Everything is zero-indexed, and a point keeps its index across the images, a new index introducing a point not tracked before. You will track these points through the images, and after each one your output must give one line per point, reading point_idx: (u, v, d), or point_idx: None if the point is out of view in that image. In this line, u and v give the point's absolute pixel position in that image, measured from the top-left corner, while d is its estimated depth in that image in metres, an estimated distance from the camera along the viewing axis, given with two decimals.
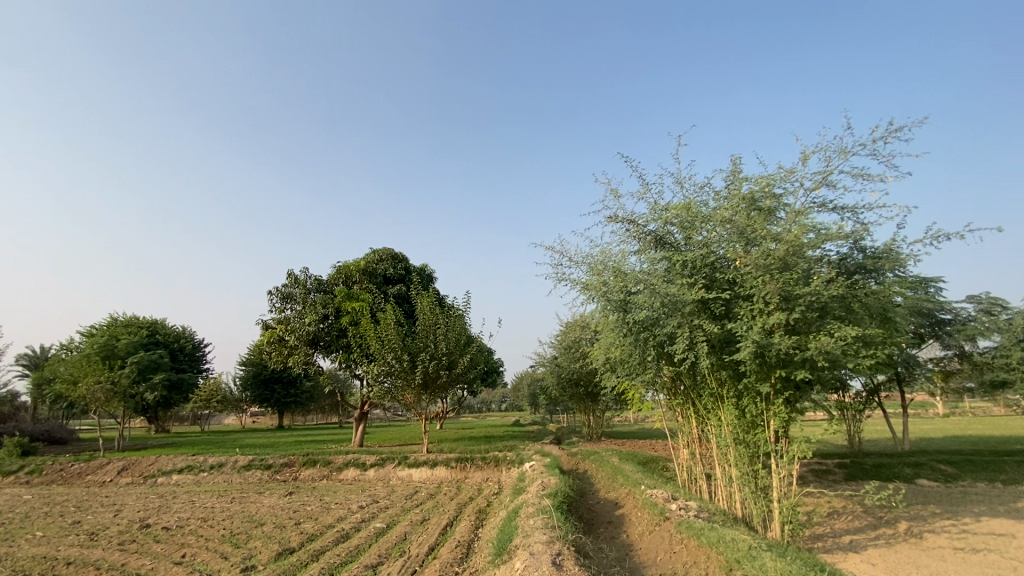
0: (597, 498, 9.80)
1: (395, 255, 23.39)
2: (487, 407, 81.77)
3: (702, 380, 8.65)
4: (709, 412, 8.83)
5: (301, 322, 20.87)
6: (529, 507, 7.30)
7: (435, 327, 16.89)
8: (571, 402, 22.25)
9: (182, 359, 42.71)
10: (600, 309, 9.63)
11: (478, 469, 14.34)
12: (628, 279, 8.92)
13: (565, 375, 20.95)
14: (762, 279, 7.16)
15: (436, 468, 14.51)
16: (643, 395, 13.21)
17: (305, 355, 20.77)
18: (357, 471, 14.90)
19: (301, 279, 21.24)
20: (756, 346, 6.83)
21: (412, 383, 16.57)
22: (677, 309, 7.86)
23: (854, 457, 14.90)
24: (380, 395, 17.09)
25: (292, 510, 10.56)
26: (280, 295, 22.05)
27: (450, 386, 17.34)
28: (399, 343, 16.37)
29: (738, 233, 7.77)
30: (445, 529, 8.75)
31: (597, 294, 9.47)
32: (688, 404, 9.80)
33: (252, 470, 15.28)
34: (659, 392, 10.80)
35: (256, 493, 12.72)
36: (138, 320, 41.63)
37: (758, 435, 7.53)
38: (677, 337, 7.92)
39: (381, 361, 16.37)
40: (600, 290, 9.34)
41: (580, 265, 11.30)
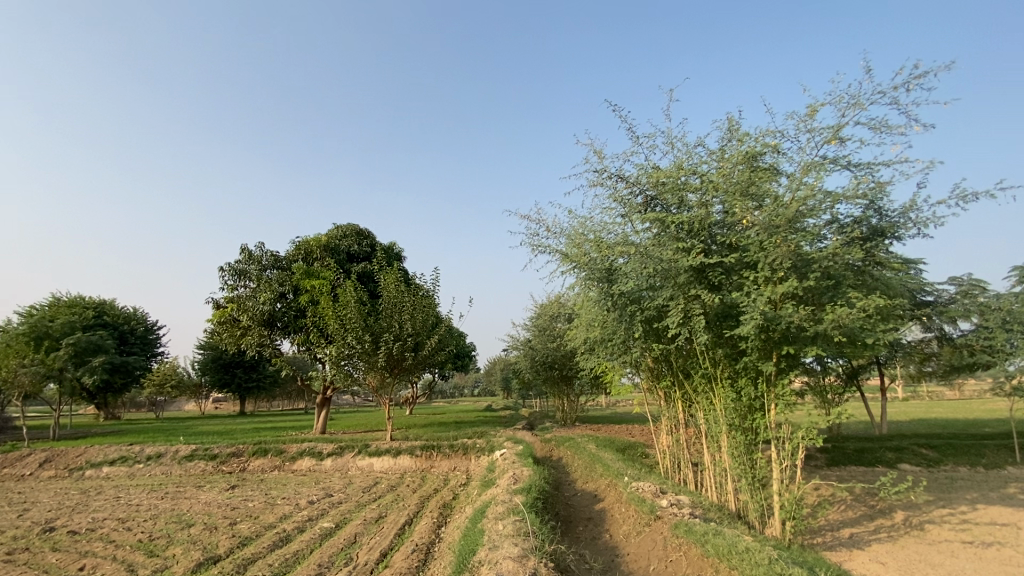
0: (574, 490, 8.87)
1: (360, 231, 21.92)
2: (459, 392, 81.13)
3: (693, 360, 7.77)
4: (699, 395, 7.95)
5: (255, 300, 19.28)
6: (497, 505, 6.29)
7: (400, 306, 15.60)
8: (545, 386, 21.39)
9: (133, 343, 40.33)
10: (580, 283, 8.61)
11: (445, 457, 13.29)
12: (613, 247, 7.91)
13: (540, 358, 20.07)
14: (770, 243, 6.23)
15: (399, 456, 13.40)
16: (623, 377, 12.37)
17: (260, 337, 19.24)
18: (312, 461, 13.67)
19: (255, 254, 19.61)
20: (763, 319, 5.90)
21: (375, 366, 15.35)
22: (670, 278, 6.88)
23: (835, 441, 14.46)
24: (340, 378, 15.82)
25: (231, 508, 9.33)
26: (232, 271, 20.41)
27: (416, 369, 16.18)
28: (361, 323, 15.08)
29: (740, 192, 6.81)
30: (403, 528, 7.69)
31: (577, 265, 8.45)
32: (674, 388, 8.92)
33: (194, 460, 13.88)
34: (642, 374, 9.91)
35: (194, 488, 11.39)
36: (83, 300, 38.93)
37: (756, 421, 6.67)
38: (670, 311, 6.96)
39: (341, 343, 15.07)
40: (581, 260, 8.32)
41: (557, 236, 10.28)
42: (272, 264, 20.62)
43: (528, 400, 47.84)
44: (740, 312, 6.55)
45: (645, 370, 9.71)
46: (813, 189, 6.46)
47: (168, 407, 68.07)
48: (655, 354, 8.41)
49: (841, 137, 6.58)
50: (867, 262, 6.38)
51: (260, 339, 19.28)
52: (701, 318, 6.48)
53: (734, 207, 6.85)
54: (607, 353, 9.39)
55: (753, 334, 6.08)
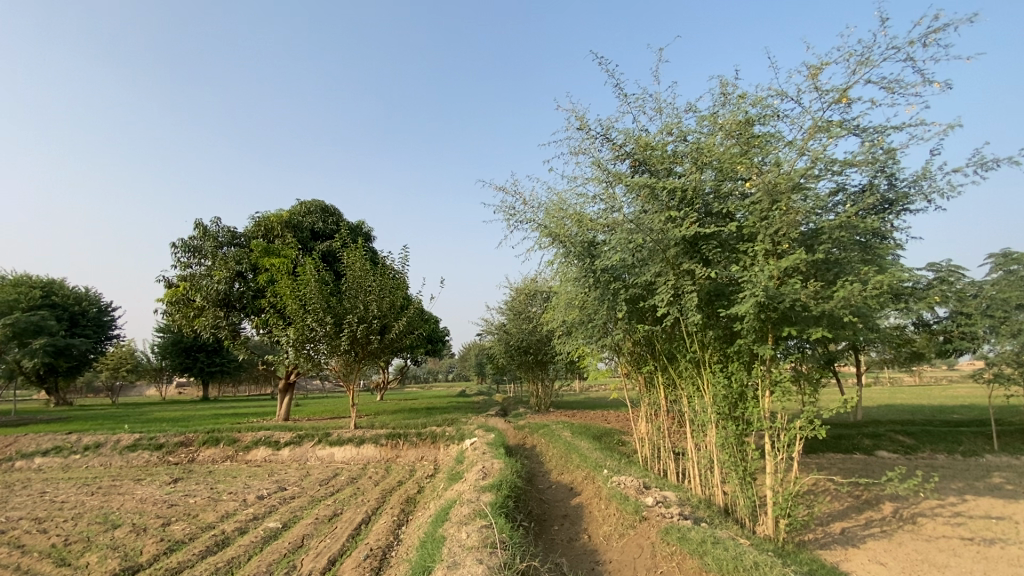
0: (548, 483, 8.19)
1: (326, 208, 20.70)
2: (432, 377, 80.37)
3: (680, 342, 7.07)
4: (684, 381, 7.33)
5: (209, 279, 17.99)
6: (463, 504, 5.56)
7: (365, 286, 14.58)
8: (518, 371, 20.74)
9: (85, 324, 38.05)
10: (559, 258, 7.84)
11: (412, 447, 12.47)
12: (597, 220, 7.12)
13: (514, 343, 19.41)
14: (774, 212, 5.54)
15: (362, 446, 12.54)
16: (603, 361, 11.69)
17: (215, 318, 17.98)
18: (268, 451, 12.70)
19: (210, 230, 18.26)
20: (764, 297, 5.25)
21: (338, 349, 14.39)
22: (660, 251, 6.17)
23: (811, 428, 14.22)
24: (300, 362, 14.81)
25: (168, 505, 8.35)
26: (185, 248, 18.99)
27: (383, 353, 15.28)
28: (323, 303, 14.05)
29: (737, 156, 6.08)
30: (358, 528, 6.87)
31: (556, 238, 7.68)
32: (657, 374, 8.30)
33: (137, 451, 12.75)
34: (622, 359, 9.27)
35: (131, 481, 10.33)
36: (28, 277, 36.34)
37: (749, 410, 6.07)
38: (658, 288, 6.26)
39: (300, 324, 14.04)
40: (560, 233, 7.55)
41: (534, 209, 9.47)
42: (229, 241, 19.26)
43: (501, 385, 47.41)
44: (737, 290, 5.89)
45: (627, 355, 9.06)
46: (818, 155, 5.80)
47: (127, 392, 65.26)
48: (638, 336, 7.72)
49: (851, 96, 5.92)
50: (875, 235, 5.79)
51: (215, 320, 17.98)
52: (696, 296, 5.78)
53: (731, 173, 6.12)
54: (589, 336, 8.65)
55: (753, 313, 5.44)
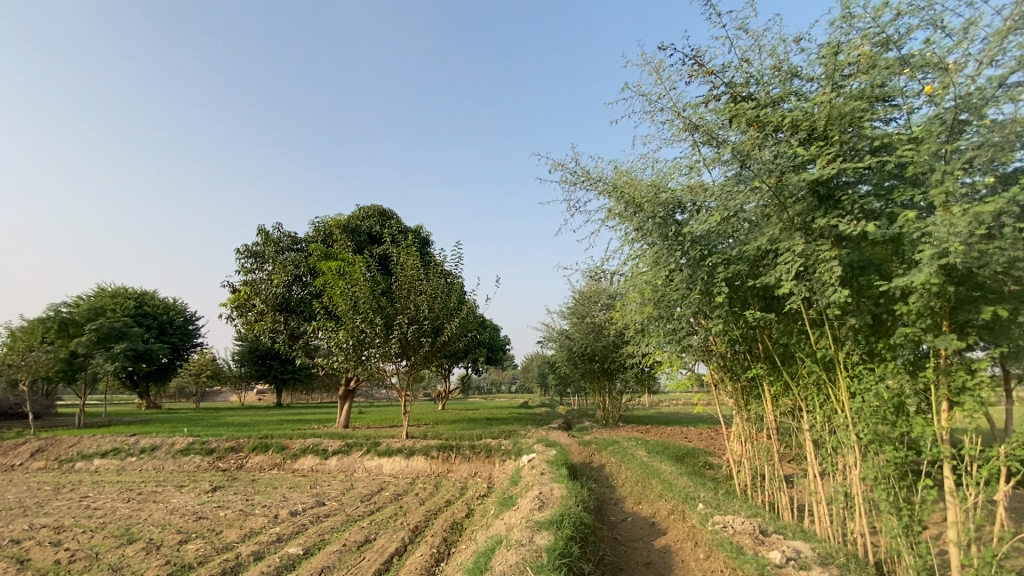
0: (621, 515, 6.66)
1: (384, 212, 20.21)
2: (496, 389, 79.70)
3: (800, 337, 5.32)
4: (807, 388, 5.56)
5: (269, 283, 17.91)
6: (509, 546, 4.21)
7: (417, 286, 13.63)
8: (583, 381, 19.08)
9: (172, 333, 40.55)
10: (632, 234, 6.32)
11: (465, 461, 11.19)
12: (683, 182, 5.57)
13: (578, 349, 17.85)
14: (955, 139, 3.82)
15: (411, 458, 11.46)
16: (685, 368, 9.95)
17: (274, 322, 17.85)
18: (315, 460, 11.95)
19: (271, 235, 18.26)
20: (954, 260, 3.54)
21: (388, 353, 13.53)
22: (778, 206, 4.55)
23: None
24: (350, 367, 14.11)
25: (194, 518, 7.60)
26: (248, 253, 19.13)
27: (435, 357, 14.24)
28: (372, 304, 13.28)
29: (888, 71, 4.38)
30: (388, 560, 5.68)
31: (629, 209, 6.19)
32: (762, 383, 6.50)
33: (189, 455, 12.49)
34: (713, 363, 7.53)
35: (172, 488, 9.84)
36: (124, 289, 39.39)
37: (916, 429, 4.25)
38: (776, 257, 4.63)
39: (349, 327, 13.34)
40: (635, 200, 6.05)
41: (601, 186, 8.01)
42: (290, 246, 19.21)
43: (565, 397, 45.57)
44: (896, 257, 4.16)
45: (720, 358, 7.33)
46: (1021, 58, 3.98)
47: (213, 399, 69.63)
48: (739, 331, 6.02)
49: None
50: None
51: (273, 324, 17.84)
52: (835, 264, 4.12)
53: (877, 97, 4.42)
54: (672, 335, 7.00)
55: (932, 284, 3.71)
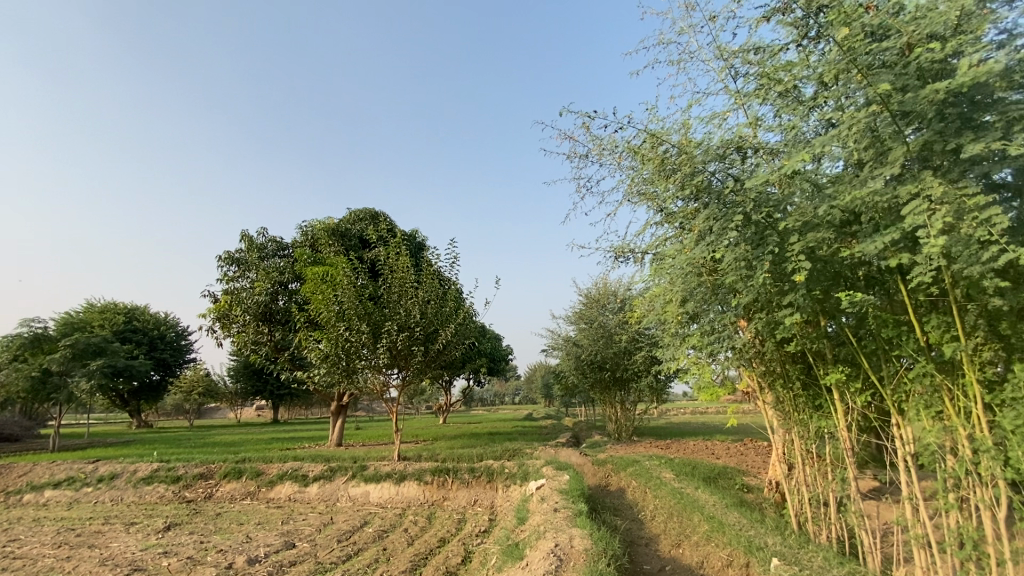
0: (658, 565, 5.28)
1: (377, 215, 18.89)
2: (498, 400, 78.23)
3: (902, 328, 3.99)
4: (913, 398, 4.19)
5: (250, 291, 16.57)
6: None
7: (408, 290, 12.26)
8: (592, 392, 17.66)
9: (164, 348, 39.18)
10: (686, 207, 5.02)
11: (463, 487, 9.74)
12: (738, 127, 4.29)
13: (587, 357, 16.49)
14: None
15: (402, 484, 10.01)
16: (716, 374, 8.59)
17: (256, 333, 16.48)
18: (294, 488, 10.53)
19: (252, 240, 16.94)
20: None
21: (375, 364, 12.14)
22: (894, 135, 3.27)
23: None
24: (336, 381, 12.71)
25: (126, 572, 6.16)
26: (230, 261, 17.81)
27: (429, 369, 12.80)
28: (357, 309, 11.90)
29: None
30: None
31: (673, 172, 4.84)
32: (838, 391, 5.11)
33: (153, 484, 11.08)
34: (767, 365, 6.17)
35: (120, 528, 8.43)
36: (113, 304, 38.19)
37: None
38: (891, 208, 3.32)
39: (332, 335, 11.94)
40: (681, 162, 4.72)
41: (619, 159, 6.69)
42: (275, 252, 17.91)
43: (571, 407, 43.96)
44: None
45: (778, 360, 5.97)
46: None
47: (210, 415, 68.19)
48: (814, 325, 4.66)
49: None
50: None
51: (256, 335, 16.46)
52: (995, 208, 2.78)
53: None
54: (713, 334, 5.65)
55: None
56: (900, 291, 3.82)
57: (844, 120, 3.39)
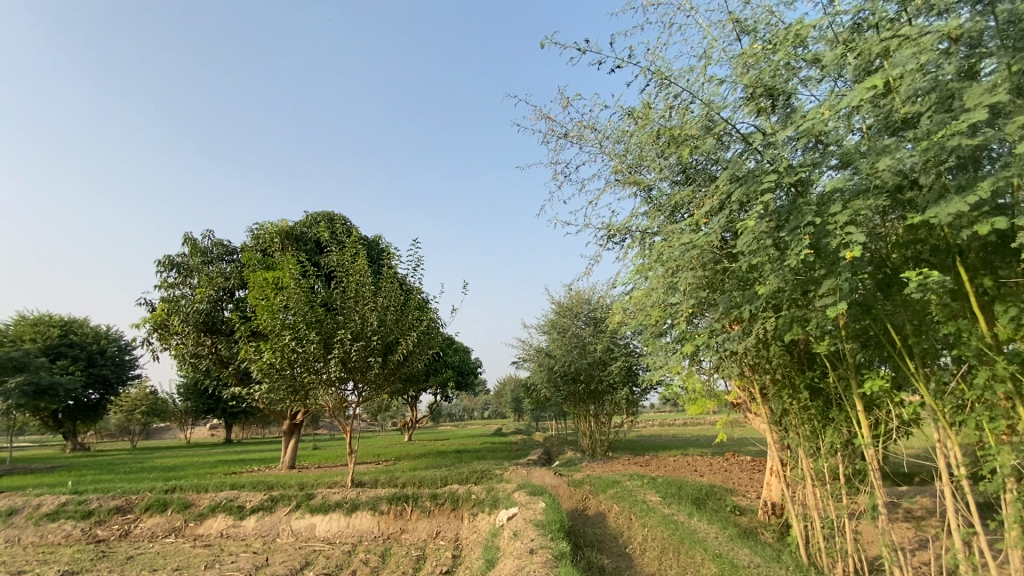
0: None
1: (336, 219, 17.60)
2: (467, 416, 76.46)
3: (961, 320, 3.24)
4: (972, 408, 3.42)
5: (191, 298, 14.99)
6: None
7: (366, 296, 11.12)
8: (565, 406, 16.74)
9: (103, 364, 36.21)
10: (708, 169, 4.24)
11: (424, 517, 8.60)
12: (760, 77, 3.54)
13: (560, 368, 15.63)
14: None
15: (354, 515, 8.78)
16: (707, 382, 7.89)
17: (196, 345, 14.88)
18: (228, 521, 9.15)
19: (195, 243, 15.42)
20: None
21: (326, 377, 10.88)
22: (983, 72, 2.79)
23: None
24: (282, 397, 11.38)
25: None
26: (170, 265, 16.21)
27: (387, 383, 11.61)
28: (307, 316, 10.68)
29: None
30: None
31: (676, 137, 4.05)
32: (867, 401, 4.35)
33: (59, 520, 9.47)
34: (775, 366, 5.46)
35: None
36: (48, 316, 35.17)
37: None
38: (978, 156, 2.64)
39: (278, 344, 10.66)
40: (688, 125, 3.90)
41: (606, 139, 5.91)
42: (222, 256, 16.39)
43: (542, 421, 42.94)
44: None
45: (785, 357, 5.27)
46: None
47: (159, 434, 64.01)
48: (846, 324, 3.85)
49: None
50: None
51: (196, 347, 14.85)
52: None
53: None
54: (713, 337, 4.81)
55: None
56: (966, 274, 3.10)
57: (918, 48, 2.72)
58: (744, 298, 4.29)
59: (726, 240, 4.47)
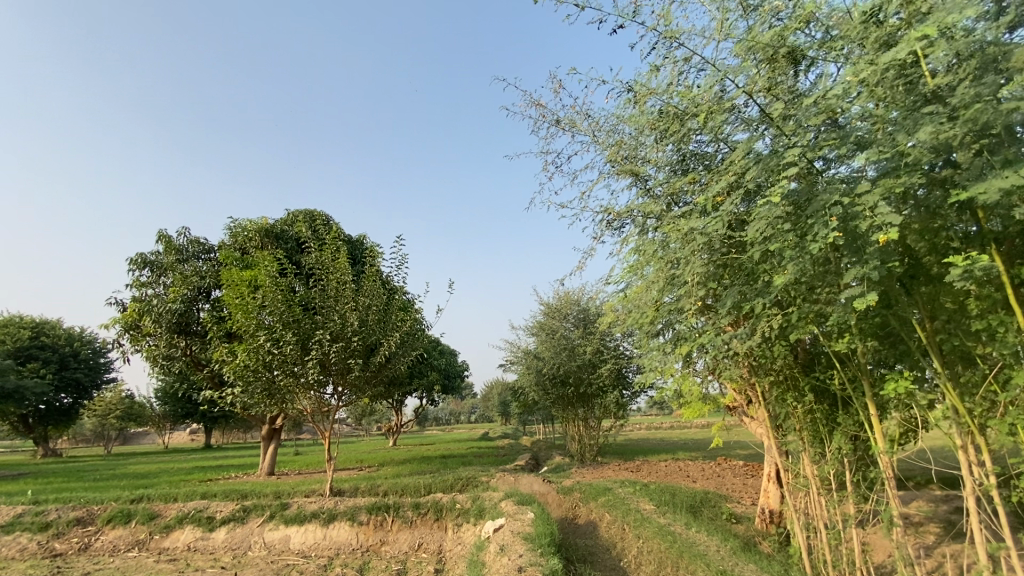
0: None
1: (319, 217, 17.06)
2: (454, 420, 75.71)
3: (998, 314, 2.93)
4: (1005, 412, 3.12)
5: (164, 298, 14.35)
6: None
7: (347, 295, 10.64)
8: (554, 409, 16.36)
9: (77, 367, 34.96)
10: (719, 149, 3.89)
11: (406, 528, 8.14)
12: (777, 46, 3.24)
13: (548, 371, 15.25)
14: None
15: (332, 526, 8.28)
16: (702, 384, 7.58)
17: (169, 347, 14.23)
18: (196, 534, 8.59)
19: (169, 240, 14.78)
20: None
21: (303, 380, 10.37)
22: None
23: None
24: (258, 401, 10.84)
25: None
26: (143, 263, 15.54)
27: (368, 386, 11.11)
28: (284, 316, 10.16)
29: None
30: None
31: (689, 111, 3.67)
32: (882, 403, 4.04)
33: (13, 534, 8.82)
34: (778, 366, 5.16)
35: None
36: (18, 317, 33.86)
37: None
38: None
39: (253, 346, 10.14)
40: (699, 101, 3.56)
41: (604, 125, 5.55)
42: (198, 254, 15.75)
43: (529, 425, 42.51)
44: None
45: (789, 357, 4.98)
46: None
47: (136, 439, 62.25)
48: (863, 317, 3.54)
49: None
50: None
51: (169, 349, 14.22)
52: None
53: None
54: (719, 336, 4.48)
55: None
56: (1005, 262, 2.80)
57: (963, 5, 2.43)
58: (754, 292, 3.97)
59: (734, 229, 4.17)
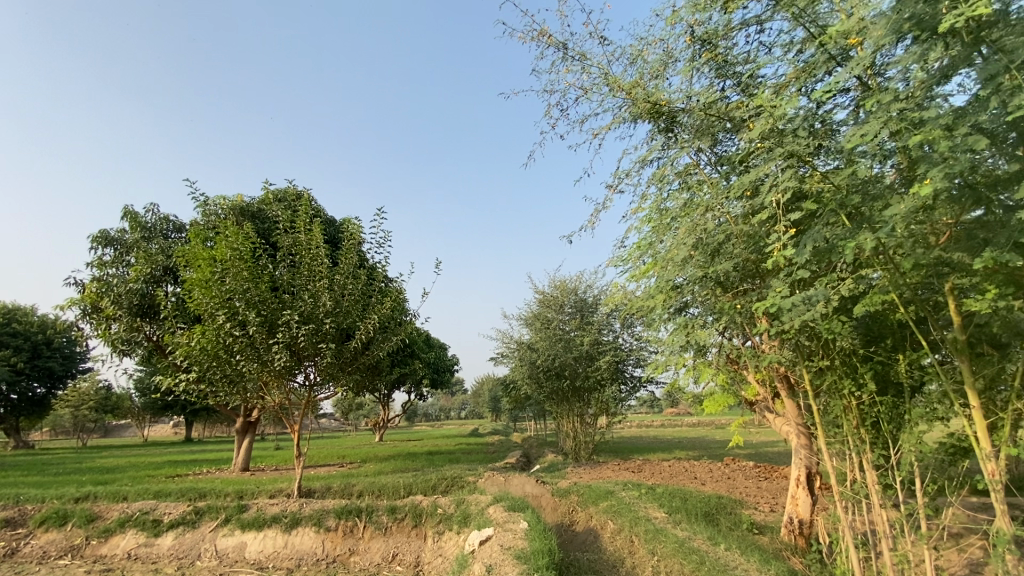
0: None
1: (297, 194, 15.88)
2: (444, 415, 74.56)
3: None
4: None
5: (125, 277, 13.14)
6: None
7: (318, 273, 9.56)
8: (547, 405, 15.37)
9: (49, 356, 33.34)
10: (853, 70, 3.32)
11: (379, 536, 7.11)
12: None
13: (543, 363, 14.27)
14: None
15: (294, 532, 7.23)
16: (721, 374, 6.63)
17: (129, 330, 13.03)
18: (139, 540, 7.49)
19: (134, 214, 13.60)
20: None
21: (270, 368, 9.27)
22: None
23: None
24: (219, 390, 9.71)
25: None
26: (106, 240, 14.32)
27: (341, 376, 9.99)
28: (248, 295, 9.01)
29: None
30: None
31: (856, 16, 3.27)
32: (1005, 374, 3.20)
33: None
34: (832, 347, 4.21)
35: None
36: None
37: None
38: None
39: (212, 329, 8.96)
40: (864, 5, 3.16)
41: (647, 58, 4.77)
42: (166, 231, 14.56)
43: (520, 422, 41.48)
44: None
45: (849, 337, 4.01)
46: None
47: (117, 431, 60.58)
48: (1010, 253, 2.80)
49: None
50: None
51: (129, 333, 13.05)
52: None
53: None
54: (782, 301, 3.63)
55: None
56: None
57: None
58: (837, 239, 3.08)
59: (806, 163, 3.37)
